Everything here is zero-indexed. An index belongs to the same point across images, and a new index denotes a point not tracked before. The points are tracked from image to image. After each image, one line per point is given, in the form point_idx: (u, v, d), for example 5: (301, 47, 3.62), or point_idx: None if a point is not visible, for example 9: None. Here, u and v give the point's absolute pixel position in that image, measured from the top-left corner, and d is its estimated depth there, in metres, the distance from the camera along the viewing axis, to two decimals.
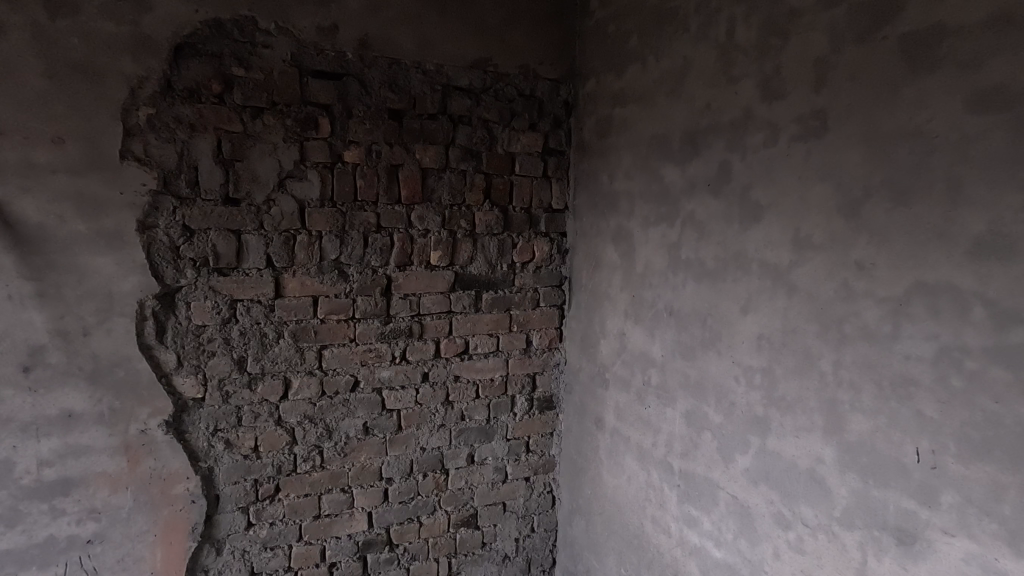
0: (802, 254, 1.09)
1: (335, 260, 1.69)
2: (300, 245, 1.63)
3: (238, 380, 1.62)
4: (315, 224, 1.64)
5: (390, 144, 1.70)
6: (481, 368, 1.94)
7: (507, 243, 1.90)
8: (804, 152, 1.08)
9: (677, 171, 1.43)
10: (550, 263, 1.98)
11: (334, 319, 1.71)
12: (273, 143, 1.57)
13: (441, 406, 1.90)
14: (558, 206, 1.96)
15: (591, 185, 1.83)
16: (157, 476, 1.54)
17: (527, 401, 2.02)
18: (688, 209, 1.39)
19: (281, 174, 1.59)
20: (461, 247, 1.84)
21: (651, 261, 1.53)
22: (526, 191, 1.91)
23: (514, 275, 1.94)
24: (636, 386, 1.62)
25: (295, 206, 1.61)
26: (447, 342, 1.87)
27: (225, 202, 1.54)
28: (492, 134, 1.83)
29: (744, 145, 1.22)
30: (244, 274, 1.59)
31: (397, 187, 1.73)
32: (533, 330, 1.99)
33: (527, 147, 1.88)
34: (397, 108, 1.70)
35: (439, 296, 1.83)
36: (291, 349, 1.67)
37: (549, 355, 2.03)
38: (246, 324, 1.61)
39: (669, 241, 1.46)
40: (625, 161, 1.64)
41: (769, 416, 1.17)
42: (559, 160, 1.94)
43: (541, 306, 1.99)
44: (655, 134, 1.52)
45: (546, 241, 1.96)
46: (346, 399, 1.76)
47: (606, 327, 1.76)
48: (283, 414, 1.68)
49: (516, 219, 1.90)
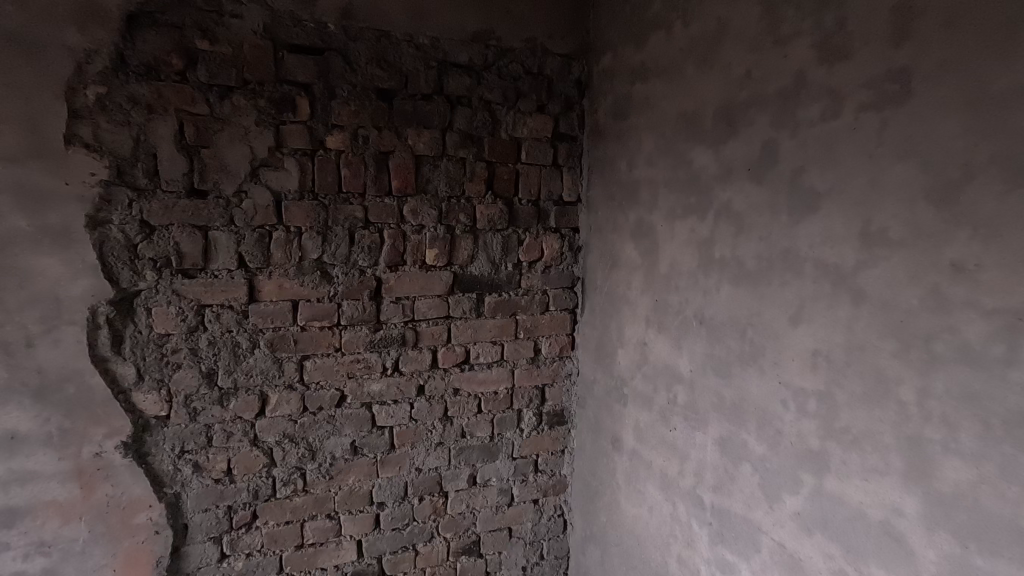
0: (873, 252, 0.87)
1: (318, 260, 1.50)
2: (276, 243, 1.44)
3: (207, 395, 1.44)
4: (293, 220, 1.45)
5: (379, 128, 1.50)
6: (484, 380, 1.73)
7: (512, 240, 1.70)
8: (877, 124, 0.86)
9: (709, 155, 1.21)
10: (561, 262, 1.78)
11: (316, 326, 1.52)
12: (244, 127, 1.38)
13: (439, 423, 1.70)
14: (569, 198, 1.75)
15: (607, 174, 1.62)
16: (116, 505, 1.36)
17: (535, 416, 1.82)
18: (723, 198, 1.18)
19: (253, 163, 1.40)
20: (461, 245, 1.64)
21: (677, 259, 1.32)
22: (533, 181, 1.70)
23: (520, 276, 1.73)
24: (659, 405, 1.40)
25: (270, 198, 1.42)
26: (445, 351, 1.68)
27: (189, 194, 1.36)
28: (495, 117, 1.63)
29: (795, 119, 1.00)
30: (214, 276, 1.40)
31: (387, 177, 1.53)
32: (542, 337, 1.79)
33: (535, 132, 1.68)
34: (387, 88, 1.50)
35: (436, 300, 1.64)
36: (268, 360, 1.48)
37: (560, 365, 1.82)
38: (216, 333, 1.43)
39: (698, 237, 1.24)
40: (646, 145, 1.43)
41: (827, 451, 0.95)
42: (570, 146, 1.73)
43: (551, 310, 1.78)
44: (683, 111, 1.30)
45: (556, 237, 1.75)
46: (331, 416, 1.57)
47: (624, 336, 1.55)
48: (259, 433, 1.50)
49: (522, 213, 1.70)
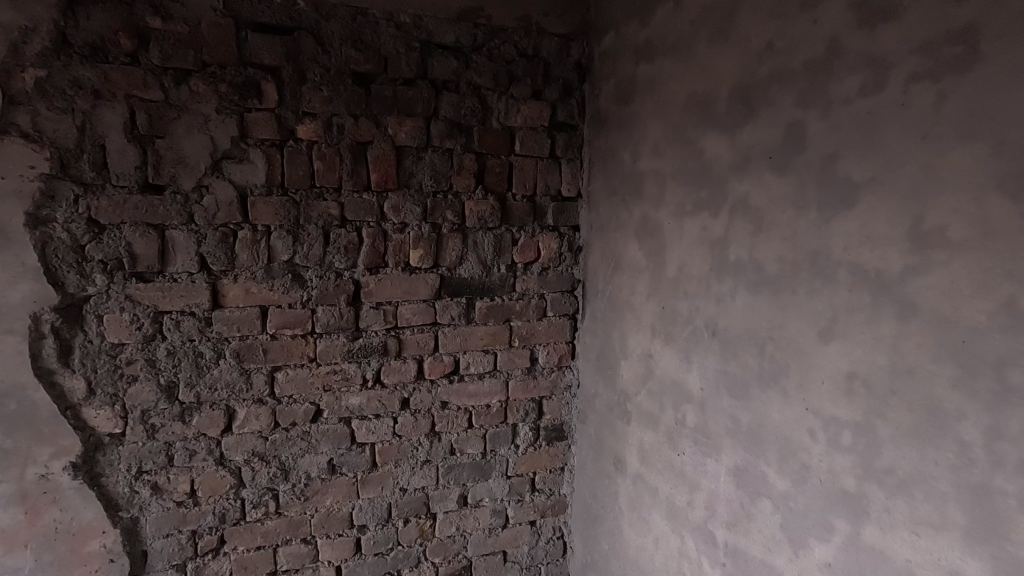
0: (927, 256, 0.71)
1: (289, 262, 1.36)
2: (241, 243, 1.31)
3: (167, 411, 1.31)
4: (260, 217, 1.32)
5: (355, 117, 1.36)
6: (475, 393, 1.59)
7: (505, 240, 1.55)
8: (933, 98, 0.70)
9: (723, 142, 1.05)
10: (559, 264, 1.62)
11: (288, 334, 1.38)
12: (203, 115, 1.24)
13: (425, 439, 1.56)
14: (568, 193, 1.60)
15: (609, 167, 1.46)
16: (65, 532, 1.24)
17: (532, 431, 1.67)
18: (738, 192, 1.02)
19: (215, 154, 1.27)
20: (448, 245, 1.49)
21: (686, 262, 1.16)
22: (528, 175, 1.55)
23: (514, 279, 1.58)
24: (666, 425, 1.25)
25: (234, 194, 1.29)
26: (432, 361, 1.53)
27: (143, 190, 1.23)
28: (485, 104, 1.48)
29: (827, 97, 0.84)
30: (172, 280, 1.27)
31: (365, 170, 1.39)
32: (538, 345, 1.64)
33: (530, 121, 1.52)
34: (364, 71, 1.36)
35: (421, 305, 1.50)
36: (234, 372, 1.35)
37: (559, 376, 1.67)
38: (175, 342, 1.30)
39: (710, 236, 1.09)
40: (652, 132, 1.27)
41: (865, 494, 0.79)
42: (570, 136, 1.58)
43: (548, 316, 1.63)
44: (693, 93, 1.14)
45: (554, 236, 1.60)
46: (305, 432, 1.44)
47: (627, 346, 1.39)
48: (226, 451, 1.37)
49: (516, 209, 1.55)
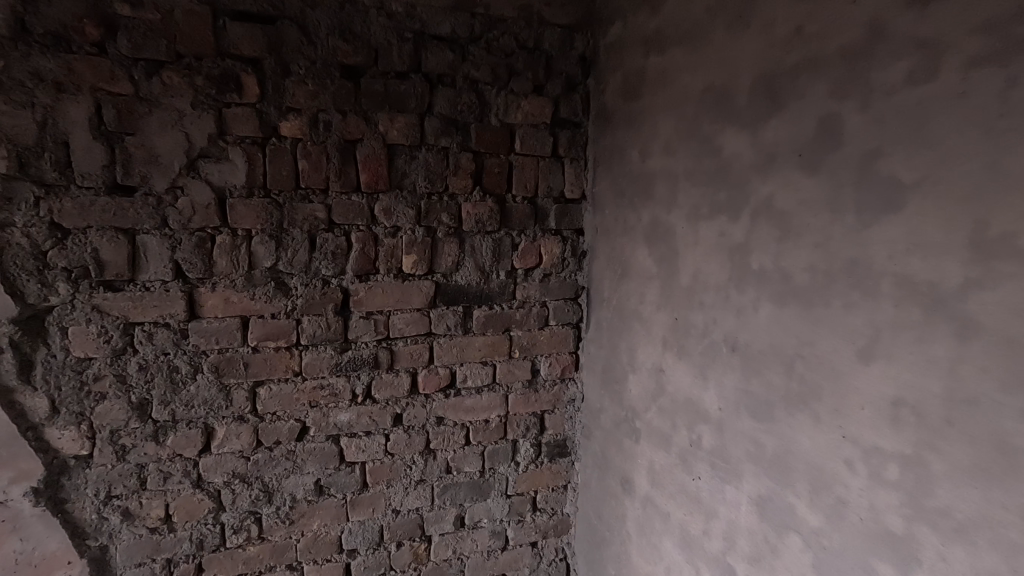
0: (992, 267, 0.61)
1: (271, 269, 1.27)
2: (220, 249, 1.21)
3: (139, 430, 1.21)
4: (240, 221, 1.22)
5: (343, 112, 1.27)
6: (472, 407, 1.49)
7: (505, 245, 1.45)
8: (1000, 85, 0.60)
9: (744, 138, 0.96)
10: (562, 270, 1.53)
11: (271, 346, 1.29)
12: (177, 110, 1.15)
13: (420, 457, 1.46)
14: (572, 194, 1.50)
15: (616, 166, 1.37)
16: (26, 562, 1.15)
17: (533, 447, 1.57)
18: (762, 193, 0.92)
19: (190, 153, 1.17)
20: (443, 250, 1.40)
21: (701, 269, 1.07)
22: (529, 175, 1.45)
23: (514, 286, 1.49)
24: (679, 445, 1.15)
25: (211, 195, 1.19)
26: (427, 374, 1.44)
27: (111, 191, 1.13)
28: (483, 99, 1.39)
29: (866, 86, 0.74)
30: (144, 289, 1.18)
31: (354, 170, 1.29)
32: (540, 356, 1.54)
33: (531, 118, 1.43)
34: (353, 64, 1.27)
35: (414, 315, 1.40)
36: (212, 388, 1.25)
37: (562, 389, 1.58)
38: (147, 356, 1.20)
39: (729, 242, 0.99)
40: (664, 129, 1.18)
41: (915, 537, 0.70)
42: (573, 134, 1.48)
43: (550, 325, 1.54)
44: (709, 86, 1.04)
45: (556, 240, 1.50)
46: (291, 451, 1.34)
47: (636, 360, 1.30)
48: (203, 473, 1.27)
49: (516, 212, 1.45)
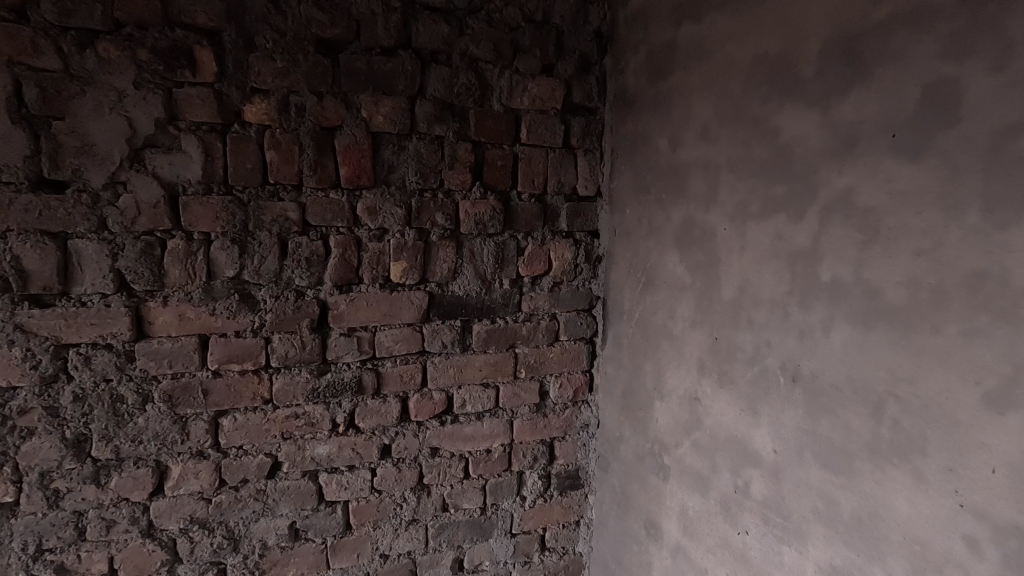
0: None
1: (235, 280, 1.08)
2: (171, 256, 1.02)
3: (76, 472, 1.02)
4: (196, 222, 1.03)
5: (319, 94, 1.07)
6: (472, 436, 1.30)
7: (509, 250, 1.26)
8: None
9: (811, 116, 0.77)
10: (575, 277, 1.34)
11: (235, 370, 1.10)
12: (116, 89, 0.96)
13: (412, 493, 1.27)
14: (586, 191, 1.31)
15: (638, 158, 1.18)
16: None
17: (541, 479, 1.38)
18: (836, 185, 0.73)
19: (134, 141, 0.98)
20: (438, 255, 1.21)
21: (750, 280, 0.87)
22: (537, 169, 1.26)
23: (520, 296, 1.30)
24: (720, 491, 0.96)
25: (160, 192, 1.00)
26: (419, 399, 1.25)
27: (37, 188, 0.94)
28: (484, 81, 1.19)
29: (1002, 41, 0.56)
30: (80, 304, 0.99)
31: (332, 163, 1.10)
32: (549, 376, 1.35)
33: (539, 103, 1.24)
34: (330, 37, 1.08)
35: (404, 332, 1.21)
36: (165, 420, 1.06)
37: (574, 413, 1.39)
38: (85, 384, 1.01)
39: (790, 247, 0.80)
40: (700, 110, 0.99)
41: None
42: (587, 121, 1.29)
43: (561, 340, 1.35)
44: (761, 55, 0.85)
45: (567, 243, 1.31)
46: (260, 491, 1.15)
47: (663, 385, 1.11)
48: (155, 519, 1.08)
49: (522, 211, 1.26)
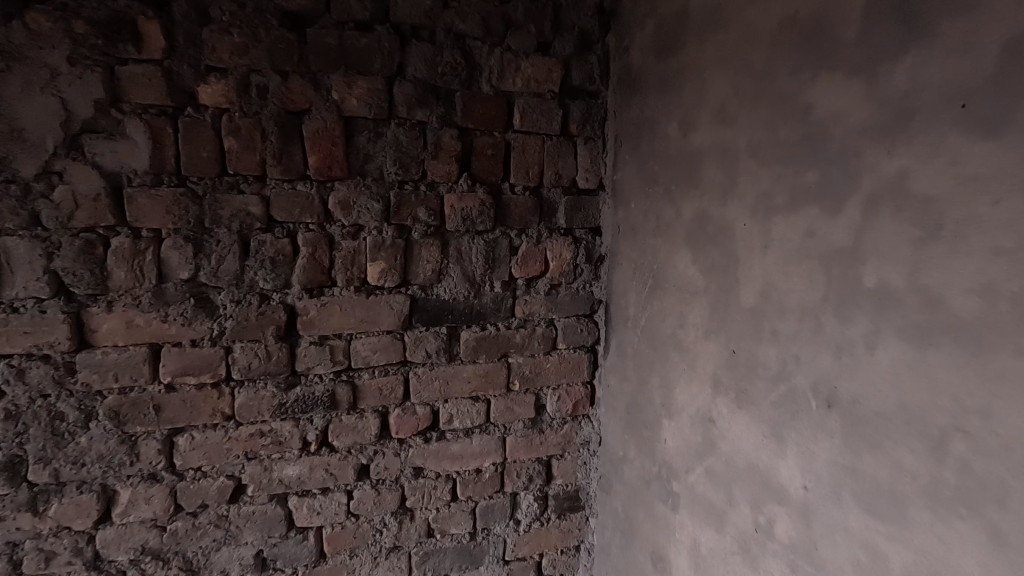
0: None
1: (190, 282, 0.96)
2: (116, 256, 0.91)
3: (10, 498, 0.91)
4: (143, 218, 0.91)
5: (283, 74, 0.95)
6: (460, 454, 1.18)
7: (500, 249, 1.14)
8: None
9: (852, 88, 0.64)
10: (574, 279, 1.21)
11: (192, 383, 0.98)
12: (48, 67, 0.84)
13: (393, 518, 1.15)
14: (586, 183, 1.18)
15: (645, 145, 1.05)
16: None
17: (537, 501, 1.26)
18: (885, 171, 0.60)
19: (70, 126, 0.86)
20: (420, 255, 1.08)
21: (775, 284, 0.74)
22: (532, 159, 1.13)
23: (513, 300, 1.17)
24: (738, 528, 0.83)
25: (101, 184, 0.88)
26: (400, 414, 1.13)
27: None
28: (472, 60, 1.07)
29: None
30: (11, 311, 0.88)
31: (299, 151, 0.98)
32: (546, 388, 1.23)
33: (534, 86, 1.11)
34: (297, 10, 0.96)
35: (383, 340, 1.09)
36: (112, 440, 0.95)
37: (574, 428, 1.26)
38: (19, 400, 0.89)
39: (825, 246, 0.67)
40: (716, 88, 0.86)
41: None
42: (589, 106, 1.16)
43: (559, 349, 1.22)
44: (790, 18, 0.72)
45: (566, 242, 1.18)
46: (222, 517, 1.03)
47: (672, 402, 0.98)
48: (103, 549, 0.97)
49: (515, 206, 1.14)
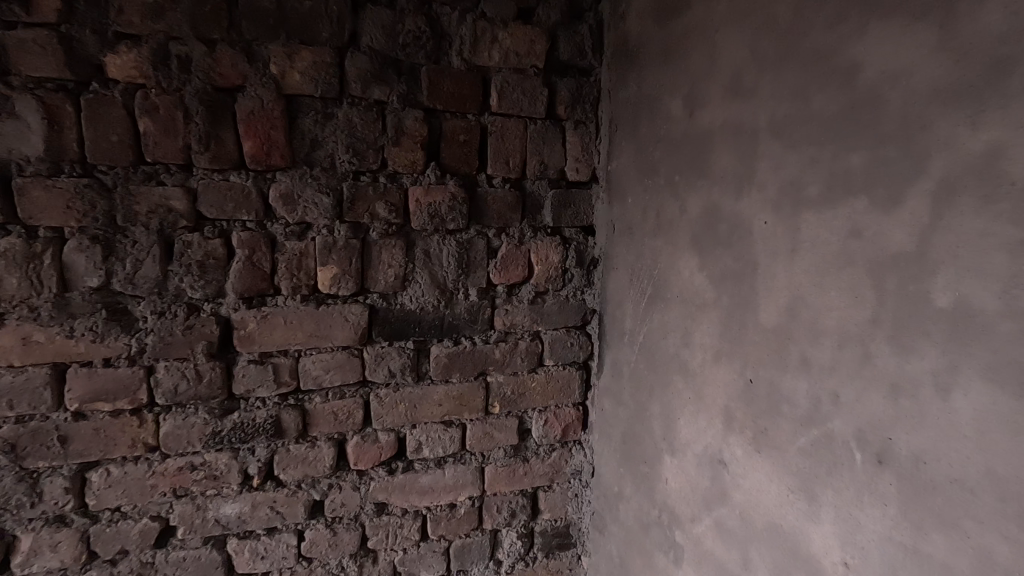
0: None
1: (101, 291, 0.81)
2: (5, 259, 0.76)
3: None
4: (39, 214, 0.76)
5: (209, 43, 0.80)
6: (431, 487, 1.02)
7: (475, 251, 0.98)
8: None
9: (917, 37, 0.47)
10: (563, 286, 1.05)
11: (106, 410, 0.83)
12: None
13: (352, 561, 1.00)
14: (577, 174, 1.02)
15: (644, 128, 0.88)
16: None
17: (521, 539, 1.10)
18: (966, 148, 0.43)
19: None
20: (380, 258, 0.93)
21: (807, 299, 0.58)
22: (512, 146, 0.97)
23: (491, 310, 1.01)
24: None
25: None
26: (359, 443, 0.97)
27: None
28: (440, 29, 0.91)
29: None
30: None
31: (232, 135, 0.83)
32: (531, 411, 1.07)
33: (514, 60, 0.95)
34: None
35: (337, 357, 0.94)
36: (8, 478, 0.80)
37: (563, 456, 1.10)
38: None
39: (876, 251, 0.50)
40: (730, 52, 0.69)
41: None
42: (579, 84, 1.00)
43: (546, 366, 1.06)
44: None
45: (553, 242, 1.02)
46: (146, 565, 0.88)
47: (675, 435, 0.81)
48: None
49: (493, 200, 0.97)
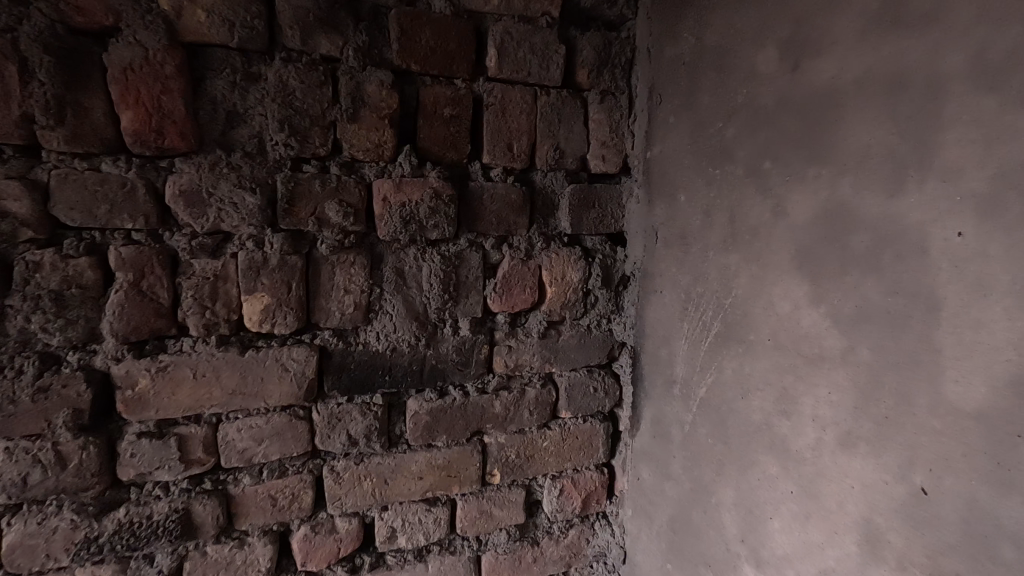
0: None
1: None
2: None
3: None
4: None
5: None
6: None
7: (467, 269, 0.71)
8: None
9: None
10: (583, 313, 0.78)
11: None
12: None
13: None
14: (603, 164, 0.76)
15: (706, 94, 0.62)
16: None
17: None
18: None
19: None
20: (333, 281, 0.66)
21: None
22: (516, 125, 0.71)
23: (488, 348, 0.75)
24: None
25: None
26: (309, 537, 0.70)
27: None
28: None
29: None
30: None
31: (100, 102, 0.55)
32: (542, 478, 0.81)
33: (519, 4, 0.69)
34: None
35: (274, 421, 0.66)
36: None
37: (583, 534, 0.84)
38: None
39: None
40: None
41: None
42: (605, 41, 0.74)
43: (560, 419, 0.80)
44: None
45: (572, 255, 0.76)
46: None
47: (766, 542, 0.56)
48: None
49: (492, 199, 0.71)
